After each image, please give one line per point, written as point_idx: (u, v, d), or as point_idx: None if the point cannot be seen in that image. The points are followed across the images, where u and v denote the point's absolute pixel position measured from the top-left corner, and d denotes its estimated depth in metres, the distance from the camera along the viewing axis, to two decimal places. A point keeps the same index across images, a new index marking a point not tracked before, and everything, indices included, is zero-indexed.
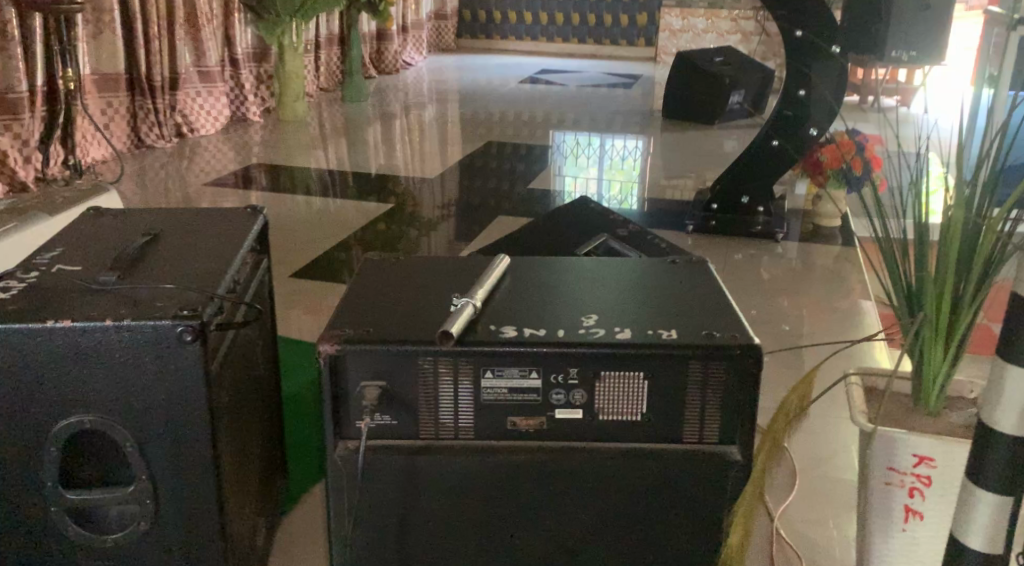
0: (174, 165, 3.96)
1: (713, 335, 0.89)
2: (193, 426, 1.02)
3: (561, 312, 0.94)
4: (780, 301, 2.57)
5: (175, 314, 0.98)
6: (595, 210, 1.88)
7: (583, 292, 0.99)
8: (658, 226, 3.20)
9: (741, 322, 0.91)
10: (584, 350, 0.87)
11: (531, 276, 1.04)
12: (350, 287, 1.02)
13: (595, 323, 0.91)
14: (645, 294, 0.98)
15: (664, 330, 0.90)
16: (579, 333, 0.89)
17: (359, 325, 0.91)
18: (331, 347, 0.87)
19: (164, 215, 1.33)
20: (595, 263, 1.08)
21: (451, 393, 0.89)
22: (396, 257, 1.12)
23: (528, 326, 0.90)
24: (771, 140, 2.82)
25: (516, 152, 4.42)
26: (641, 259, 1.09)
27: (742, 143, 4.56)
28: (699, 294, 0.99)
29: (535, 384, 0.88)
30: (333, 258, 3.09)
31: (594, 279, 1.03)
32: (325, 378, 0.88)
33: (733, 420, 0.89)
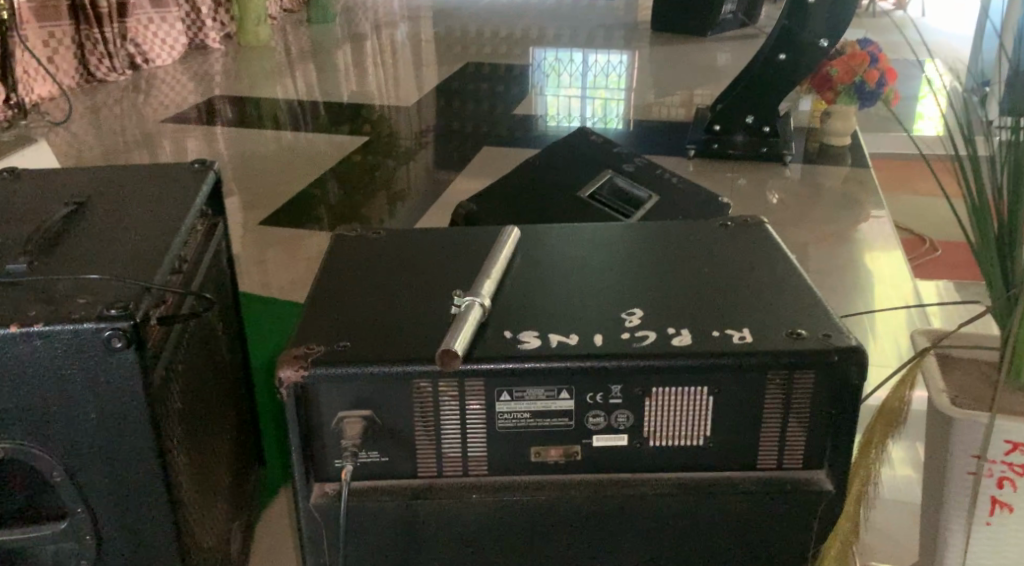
0: (129, 100, 3.68)
1: (797, 335, 0.74)
2: (135, 452, 0.82)
3: (597, 307, 0.79)
4: (790, 228, 2.39)
5: (99, 314, 0.78)
6: (596, 143, 1.68)
7: (618, 280, 0.84)
8: (653, 148, 2.99)
9: (825, 317, 0.77)
10: (630, 363, 0.72)
11: (544, 258, 0.88)
12: (321, 282, 0.84)
13: (639, 326, 0.75)
14: (695, 281, 0.83)
15: (726, 332, 0.75)
16: (624, 340, 0.74)
17: (335, 336, 0.75)
18: (300, 372, 0.71)
19: (95, 175, 1.12)
20: (624, 235, 0.93)
21: (458, 418, 0.74)
22: (378, 231, 0.94)
23: (556, 332, 0.75)
24: (778, 54, 2.59)
25: (494, 73, 4.15)
26: (679, 227, 0.94)
27: (734, 55, 4.31)
28: (760, 280, 0.84)
29: (567, 405, 0.74)
30: (306, 197, 2.88)
31: (626, 260, 0.88)
32: (288, 410, 0.72)
33: (815, 428, 0.76)
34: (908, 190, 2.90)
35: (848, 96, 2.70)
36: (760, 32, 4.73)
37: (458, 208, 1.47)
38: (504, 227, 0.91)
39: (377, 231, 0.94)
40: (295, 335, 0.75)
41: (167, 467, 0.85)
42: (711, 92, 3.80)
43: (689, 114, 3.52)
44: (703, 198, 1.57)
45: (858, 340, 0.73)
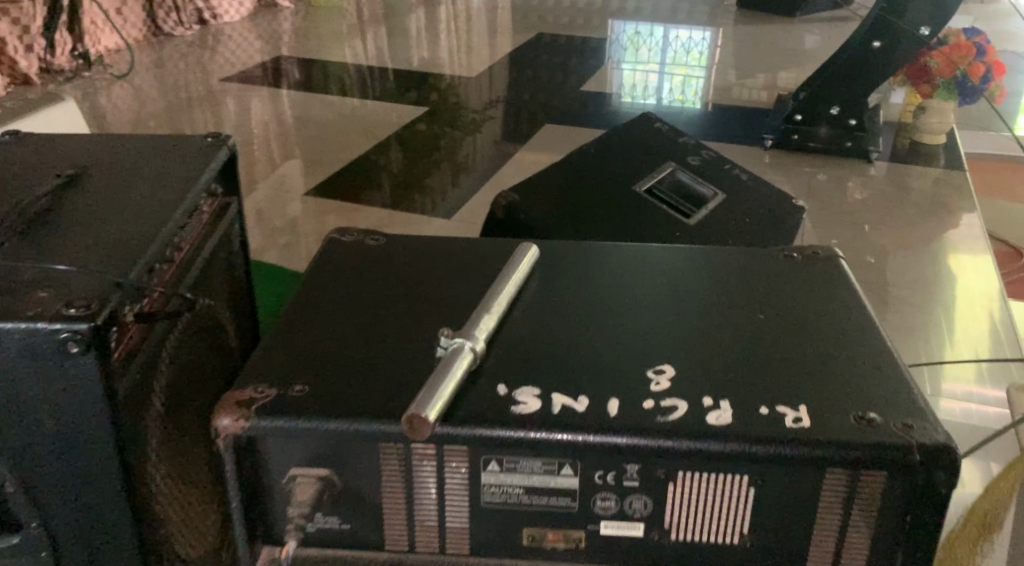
0: (195, 55, 3.65)
1: (866, 422, 0.65)
2: (97, 469, 0.73)
3: (623, 362, 0.71)
4: (870, 230, 2.20)
5: (56, 312, 0.68)
6: (660, 131, 1.56)
7: (651, 328, 0.76)
8: (730, 133, 2.80)
9: (897, 398, 0.68)
10: (652, 443, 0.64)
11: (566, 293, 0.81)
12: (301, 308, 0.78)
13: (666, 392, 0.68)
14: (739, 335, 0.75)
15: (766, 408, 0.66)
16: (649, 410, 0.66)
17: (297, 375, 0.70)
18: (241, 423, 0.65)
19: (100, 143, 1.02)
20: (667, 270, 0.85)
21: (436, 483, 0.68)
22: (376, 241, 0.90)
23: (565, 395, 0.68)
24: (871, 42, 2.39)
25: (568, 44, 3.99)
26: (727, 265, 0.86)
27: (825, 37, 4.05)
28: (818, 339, 0.75)
29: (571, 483, 0.68)
30: (365, 164, 2.79)
31: (662, 303, 0.80)
32: (225, 459, 0.67)
33: (886, 535, 0.67)
34: (1007, 195, 2.67)
35: (947, 90, 2.47)
36: (855, 13, 4.45)
37: (498, 197, 1.35)
38: (526, 247, 0.84)
39: (370, 250, 0.88)
40: (246, 373, 0.70)
41: (133, 491, 0.76)
42: (797, 76, 3.58)
43: (772, 98, 3.31)
44: (774, 200, 1.43)
45: (945, 436, 0.63)
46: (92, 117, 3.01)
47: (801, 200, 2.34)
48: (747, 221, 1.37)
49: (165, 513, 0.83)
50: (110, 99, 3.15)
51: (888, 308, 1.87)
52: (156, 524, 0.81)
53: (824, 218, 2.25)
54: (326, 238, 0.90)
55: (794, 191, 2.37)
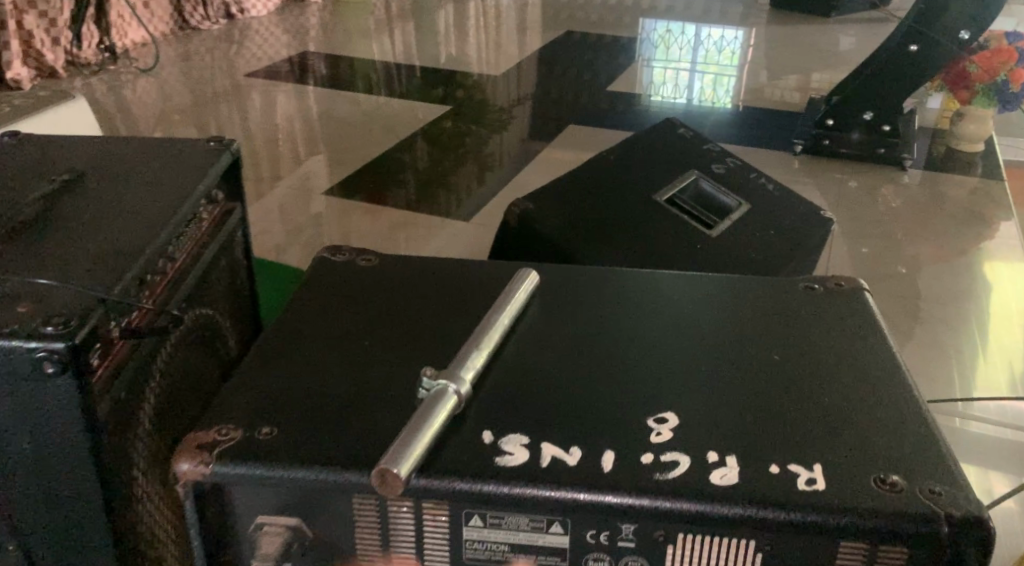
0: (222, 49, 3.64)
1: (887, 486, 0.61)
2: (76, 495, 0.70)
3: (621, 409, 0.67)
4: (903, 239, 2.13)
5: (34, 329, 0.65)
6: (684, 137, 1.51)
7: (654, 369, 0.72)
8: (760, 137, 2.74)
9: (918, 458, 0.63)
10: (649, 502, 0.60)
11: (566, 326, 0.77)
12: (283, 337, 0.75)
13: (667, 445, 0.64)
14: (750, 378, 0.71)
15: (776, 466, 0.62)
16: (648, 466, 0.62)
17: (266, 415, 0.66)
18: (199, 469, 0.62)
19: (101, 144, 0.99)
20: (677, 302, 0.81)
21: (415, 533, 0.65)
22: (368, 261, 0.87)
23: (556, 445, 0.64)
24: (907, 46, 2.32)
25: (597, 42, 3.93)
26: (741, 298, 0.82)
27: (861, 38, 3.96)
28: (836, 385, 0.71)
29: (560, 541, 0.64)
30: (388, 161, 2.75)
31: (670, 338, 0.76)
32: (185, 504, 0.64)
33: None
34: None
35: (987, 96, 2.42)
36: (892, 15, 4.34)
37: (512, 206, 1.31)
38: (523, 274, 0.80)
39: (362, 272, 0.85)
40: (220, 410, 0.67)
41: (116, 518, 0.73)
42: (831, 77, 3.49)
43: (805, 100, 3.23)
44: (801, 212, 1.37)
45: (977, 508, 0.59)
46: (116, 110, 3.01)
47: (832, 207, 2.27)
48: (772, 233, 1.32)
49: (153, 542, 0.80)
50: (135, 93, 3.15)
51: (919, 323, 1.81)
52: (140, 554, 0.78)
53: (855, 227, 2.18)
54: (316, 257, 0.87)
55: (825, 198, 2.30)
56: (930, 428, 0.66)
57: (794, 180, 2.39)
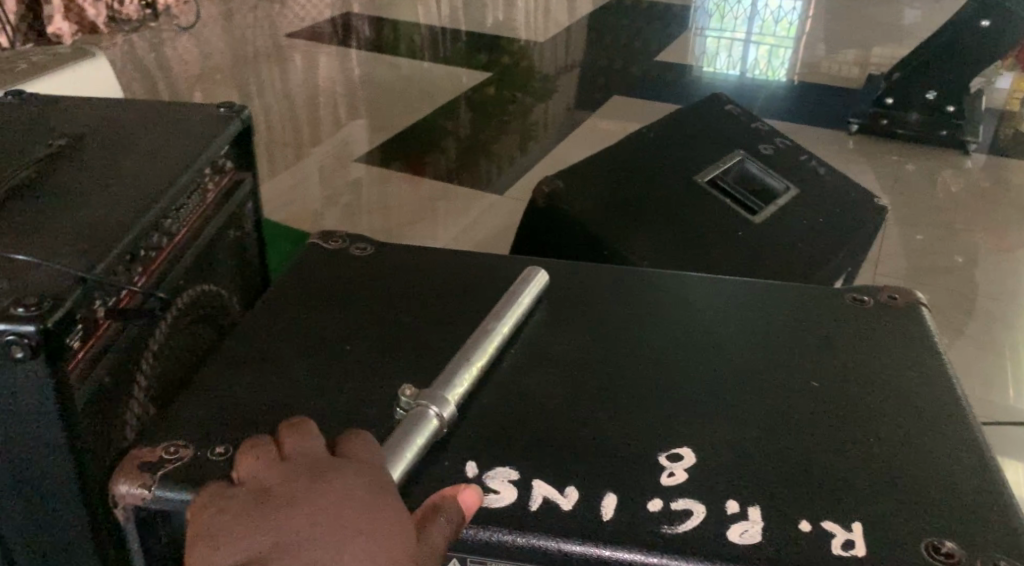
0: (265, 9, 3.59)
1: (941, 555, 0.56)
2: (51, 487, 0.65)
3: (627, 444, 0.63)
4: (962, 229, 2.01)
5: (4, 310, 0.60)
6: (732, 115, 1.43)
7: (666, 397, 0.67)
8: (815, 114, 2.62)
9: (956, 517, 0.59)
10: (651, 559, 0.56)
11: (575, 341, 0.72)
12: (265, 344, 0.72)
13: (679, 490, 0.60)
14: (770, 411, 0.66)
15: (807, 523, 0.58)
16: (655, 517, 0.58)
17: (232, 433, 0.64)
18: (135, 493, 0.59)
19: (107, 107, 0.94)
20: (704, 319, 0.76)
21: None
22: (363, 249, 0.84)
23: (550, 485, 0.60)
24: (979, 20, 2.20)
25: (648, 10, 3.80)
26: (774, 317, 0.76)
27: (926, 12, 3.78)
28: (874, 426, 0.65)
29: None
30: (429, 126, 2.69)
31: (693, 364, 0.71)
32: (125, 525, 0.62)
33: None
34: None
35: None
36: None
37: (541, 184, 1.23)
38: (528, 275, 0.76)
39: (359, 269, 0.81)
40: (188, 425, 0.64)
41: (96, 514, 0.68)
42: (892, 52, 3.33)
43: (863, 74, 3.09)
44: (854, 201, 1.27)
45: None
46: (156, 68, 2.97)
47: (888, 193, 2.15)
48: (819, 222, 1.23)
49: None
50: (176, 51, 3.11)
51: (977, 320, 1.70)
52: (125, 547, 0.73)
53: (911, 213, 2.07)
54: (308, 244, 0.84)
55: (879, 182, 2.18)
56: (977, 479, 0.61)
57: (848, 162, 2.27)
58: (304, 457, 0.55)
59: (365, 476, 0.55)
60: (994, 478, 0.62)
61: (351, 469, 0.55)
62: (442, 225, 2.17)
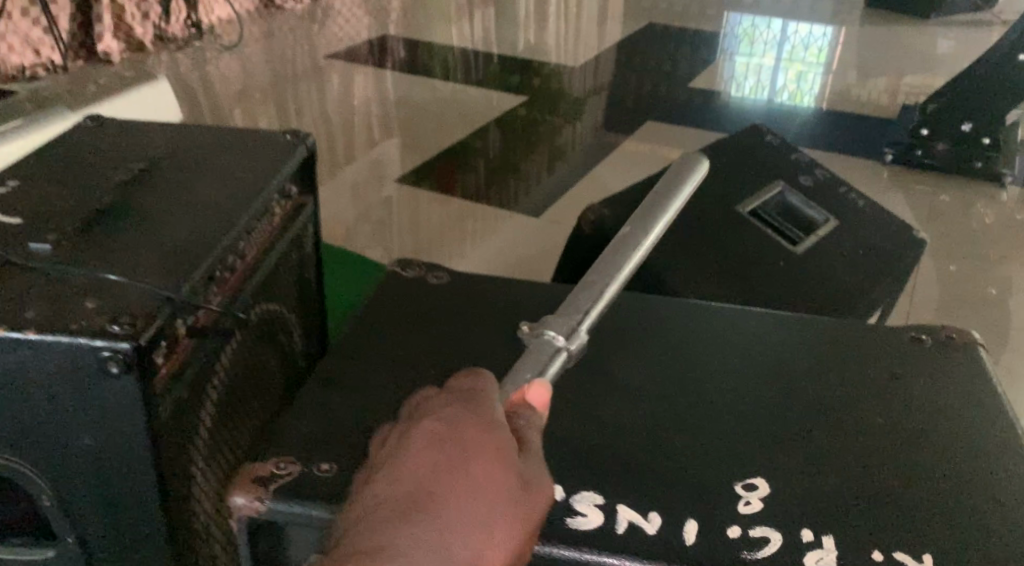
0: (304, 29, 3.67)
1: None
2: (133, 494, 0.69)
3: (696, 473, 0.66)
4: (996, 260, 2.02)
5: (99, 328, 0.63)
6: (771, 145, 1.45)
7: (731, 426, 0.70)
8: (847, 142, 2.64)
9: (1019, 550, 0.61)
10: None
11: (646, 369, 0.76)
12: (354, 366, 0.75)
13: (756, 518, 0.63)
14: (831, 444, 0.69)
15: (878, 552, 0.60)
16: (733, 543, 0.61)
17: (324, 448, 0.67)
18: (251, 505, 0.61)
19: (177, 132, 0.98)
20: (760, 354, 0.78)
21: None
22: (438, 278, 0.87)
23: (632, 509, 0.63)
24: (1016, 54, 2.24)
25: (679, 35, 3.84)
26: (825, 356, 0.79)
27: (959, 42, 3.79)
28: (936, 463, 0.68)
29: None
30: (463, 147, 2.73)
31: (754, 397, 0.73)
32: (239, 538, 0.64)
33: None
34: None
35: None
36: (996, 19, 4.13)
37: (586, 211, 1.27)
38: (649, 235, 0.85)
39: (436, 296, 0.85)
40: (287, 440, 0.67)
41: (170, 520, 0.71)
42: (923, 81, 3.34)
43: (895, 103, 3.10)
44: (895, 232, 1.29)
45: None
46: (200, 86, 3.04)
47: (921, 223, 2.17)
48: (860, 253, 1.25)
49: (208, 539, 0.79)
50: (219, 69, 3.18)
51: (1012, 351, 1.71)
52: (194, 550, 0.76)
53: (946, 244, 2.08)
54: (387, 273, 0.88)
55: (912, 212, 2.20)
56: None
57: (881, 192, 2.29)
58: (411, 407, 0.61)
59: (461, 404, 0.59)
60: None
61: (452, 401, 0.60)
62: (479, 242, 2.21)
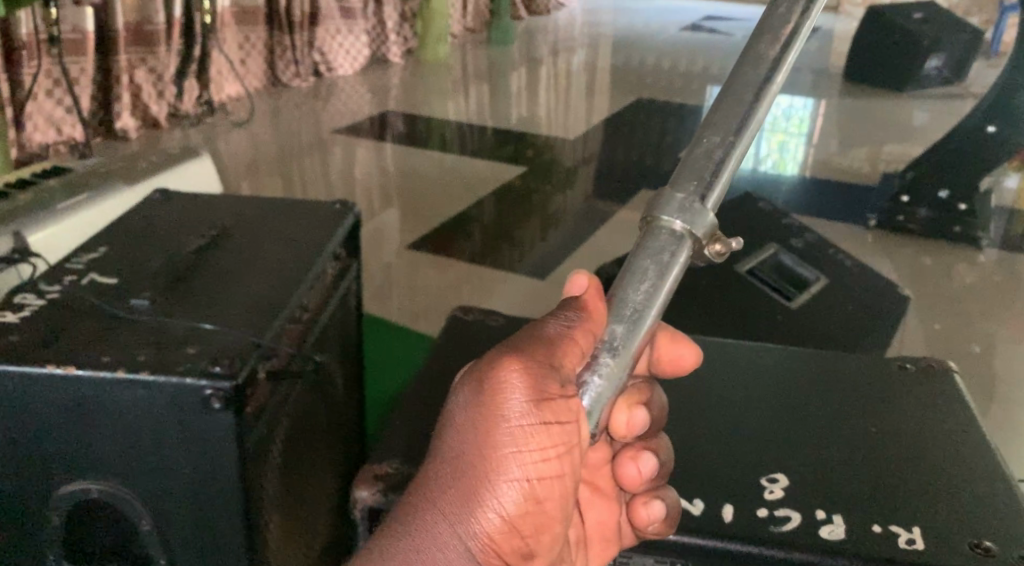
0: (309, 105, 3.83)
1: (981, 551, 0.69)
2: (222, 516, 0.78)
3: (721, 469, 0.77)
4: (976, 318, 2.15)
5: (203, 369, 0.74)
6: (764, 211, 1.58)
7: (749, 434, 0.81)
8: (831, 208, 2.79)
9: (998, 528, 0.71)
10: (759, 549, 0.69)
11: (672, 390, 0.88)
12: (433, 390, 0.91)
13: (776, 503, 0.73)
14: (835, 447, 0.80)
15: (877, 526, 0.71)
16: (761, 519, 0.71)
17: (412, 461, 0.81)
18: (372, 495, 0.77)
19: (238, 202, 1.10)
20: (769, 379, 0.90)
21: None
22: (495, 321, 1.04)
23: (679, 497, 0.74)
24: (986, 126, 2.41)
25: (666, 108, 4.03)
26: (823, 381, 0.90)
27: (933, 113, 3.99)
28: (925, 461, 0.78)
29: None
30: (465, 214, 2.86)
31: (767, 411, 0.84)
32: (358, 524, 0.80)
33: None
34: None
35: None
36: (966, 91, 4.36)
37: (598, 271, 1.39)
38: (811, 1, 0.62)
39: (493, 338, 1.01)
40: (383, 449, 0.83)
41: (252, 539, 0.80)
42: (900, 150, 3.52)
43: (874, 171, 3.27)
44: (881, 287, 1.41)
45: None
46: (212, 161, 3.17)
47: (907, 283, 2.30)
48: (849, 308, 1.37)
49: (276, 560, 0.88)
50: (229, 144, 3.32)
51: (997, 402, 1.82)
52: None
53: (929, 304, 2.20)
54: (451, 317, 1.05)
55: (897, 274, 2.33)
56: (1011, 501, 0.74)
57: (866, 254, 2.42)
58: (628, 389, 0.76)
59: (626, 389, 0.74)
60: (1020, 502, 0.75)
61: None
62: (487, 302, 2.32)
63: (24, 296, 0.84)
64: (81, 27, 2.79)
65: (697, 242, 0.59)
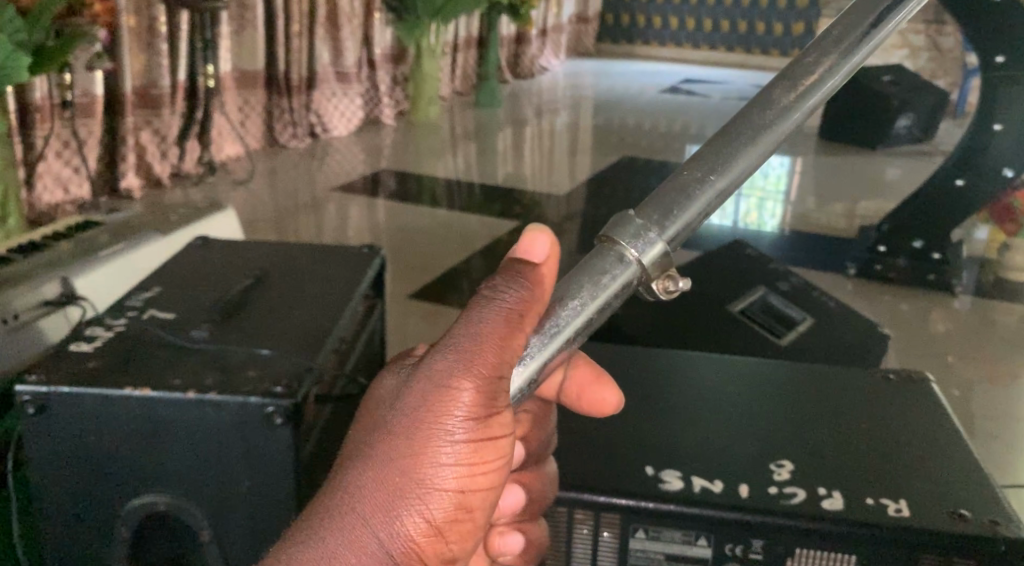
0: (305, 165, 3.95)
1: (961, 518, 0.78)
2: (277, 520, 0.85)
3: (734, 460, 0.86)
4: (952, 360, 2.26)
5: (264, 389, 0.83)
6: (750, 256, 1.70)
7: (756, 431, 0.90)
8: (811, 258, 2.91)
9: (978, 504, 0.80)
10: (770, 519, 0.78)
11: (683, 401, 0.97)
12: None
13: (783, 483, 0.82)
14: (832, 440, 0.89)
15: (871, 499, 0.80)
16: (771, 495, 0.80)
17: None
18: None
19: (273, 247, 1.19)
20: (772, 388, 0.99)
21: (592, 539, 0.82)
22: None
23: (702, 480, 0.82)
24: (954, 179, 2.50)
25: (649, 167, 4.18)
26: (817, 388, 0.99)
27: (905, 170, 4.17)
28: (912, 454, 0.87)
29: (703, 553, 0.80)
30: (457, 267, 2.96)
31: (772, 414, 0.94)
32: None
33: None
34: None
35: None
36: (936, 149, 4.55)
37: None
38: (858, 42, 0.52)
39: None
40: None
41: None
42: (874, 204, 3.68)
43: (850, 224, 3.41)
44: (863, 326, 1.52)
45: None
46: None
47: (886, 327, 2.41)
48: (833, 346, 1.47)
49: None
50: (228, 202, 3.40)
51: (978, 435, 1.91)
52: None
53: (907, 347, 2.31)
54: None
55: (876, 320, 2.44)
56: (989, 484, 0.83)
57: (847, 300, 2.55)
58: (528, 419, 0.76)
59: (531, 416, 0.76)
60: (996, 485, 0.83)
61: None
62: None
63: (94, 329, 0.93)
64: (90, 91, 2.92)
65: (643, 274, 0.50)
